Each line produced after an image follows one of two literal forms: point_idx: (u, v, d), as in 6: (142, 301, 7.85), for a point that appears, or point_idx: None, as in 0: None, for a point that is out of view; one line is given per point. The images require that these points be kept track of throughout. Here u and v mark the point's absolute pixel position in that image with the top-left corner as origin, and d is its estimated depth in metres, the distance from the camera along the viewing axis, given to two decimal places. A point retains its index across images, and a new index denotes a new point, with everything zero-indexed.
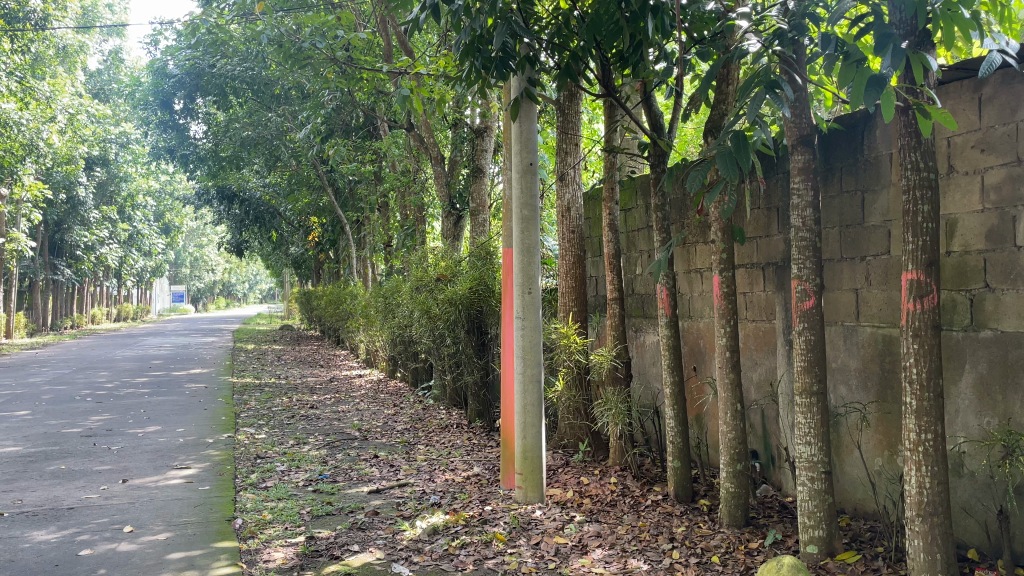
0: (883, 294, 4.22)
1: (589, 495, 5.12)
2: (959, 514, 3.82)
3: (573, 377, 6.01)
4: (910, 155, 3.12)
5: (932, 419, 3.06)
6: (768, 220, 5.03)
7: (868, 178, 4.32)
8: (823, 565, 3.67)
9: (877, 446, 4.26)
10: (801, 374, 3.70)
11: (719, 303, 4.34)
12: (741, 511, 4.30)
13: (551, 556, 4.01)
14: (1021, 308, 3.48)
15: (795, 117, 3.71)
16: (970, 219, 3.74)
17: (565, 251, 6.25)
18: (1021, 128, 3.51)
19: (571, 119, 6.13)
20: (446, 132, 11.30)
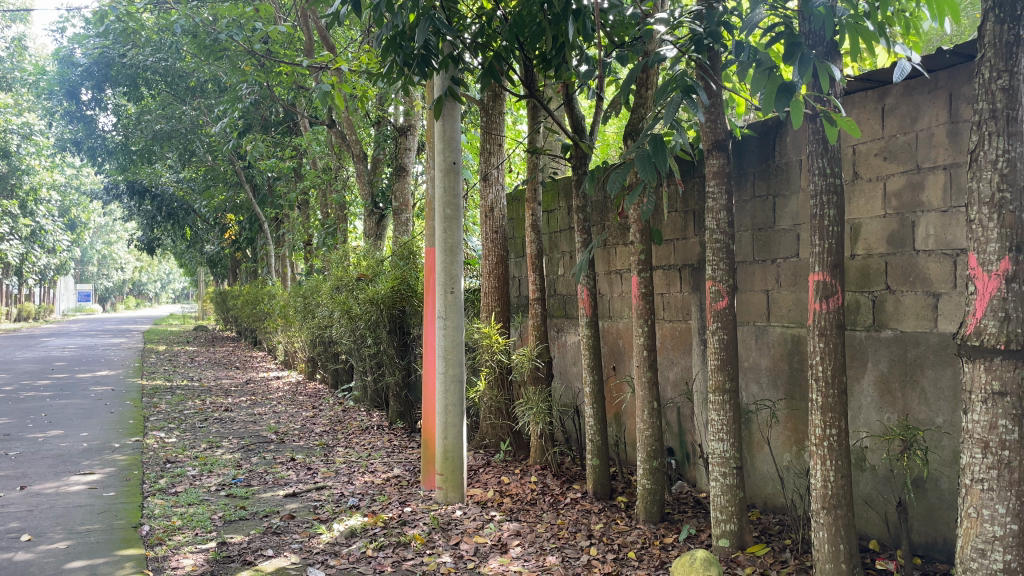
0: (792, 296, 4.38)
1: (509, 494, 5.13)
2: (861, 506, 3.99)
3: (494, 376, 6.02)
4: (818, 161, 3.24)
5: (836, 414, 3.20)
6: (685, 222, 5.15)
7: (779, 183, 4.48)
8: (734, 558, 3.77)
9: (786, 442, 4.43)
10: (715, 372, 3.81)
11: (638, 303, 4.42)
12: (657, 507, 4.39)
13: (470, 555, 4.00)
14: (919, 310, 3.66)
15: (710, 122, 3.82)
16: (872, 224, 3.92)
17: (488, 250, 6.26)
18: (920, 138, 3.69)
19: (494, 119, 6.14)
20: (369, 131, 11.17)
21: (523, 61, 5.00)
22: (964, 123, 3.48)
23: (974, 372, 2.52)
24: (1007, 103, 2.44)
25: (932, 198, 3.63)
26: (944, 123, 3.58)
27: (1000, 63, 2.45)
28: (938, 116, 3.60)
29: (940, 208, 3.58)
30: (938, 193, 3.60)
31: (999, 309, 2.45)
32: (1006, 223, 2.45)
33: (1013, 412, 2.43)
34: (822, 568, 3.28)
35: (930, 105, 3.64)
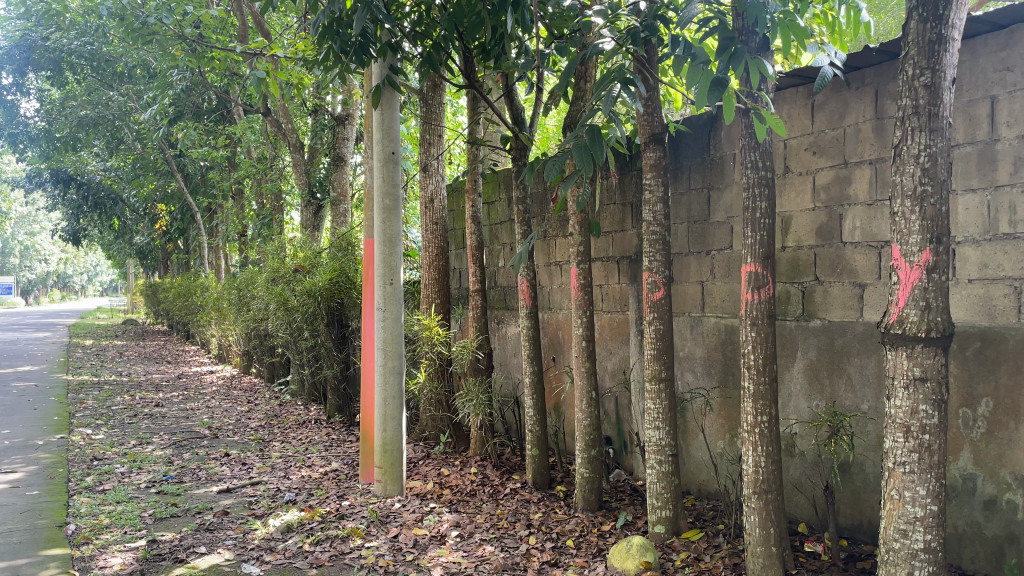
0: (726, 287, 4.48)
1: (449, 486, 5.12)
2: (790, 490, 4.11)
3: (434, 368, 5.99)
4: (751, 155, 3.32)
5: (767, 402, 3.29)
6: (623, 215, 5.21)
7: (714, 176, 4.57)
8: (668, 544, 3.84)
9: (719, 429, 4.53)
10: (651, 361, 3.88)
11: (577, 294, 4.45)
12: (595, 495, 4.44)
13: (409, 547, 3.97)
14: (845, 300, 3.79)
15: (647, 115, 3.86)
16: (802, 217, 4.04)
17: (428, 242, 6.21)
18: (848, 133, 3.81)
19: (434, 110, 6.08)
20: (305, 120, 10.98)
21: (462, 51, 4.97)
22: (889, 120, 3.61)
23: (897, 359, 2.62)
24: (929, 100, 2.54)
25: (858, 192, 3.75)
26: (870, 119, 3.70)
27: (923, 60, 2.54)
28: (864, 112, 3.73)
29: (866, 202, 3.71)
30: (864, 187, 3.72)
31: (921, 298, 2.54)
32: (927, 215, 2.54)
33: (933, 397, 2.54)
34: (753, 552, 3.34)
35: (857, 102, 3.77)
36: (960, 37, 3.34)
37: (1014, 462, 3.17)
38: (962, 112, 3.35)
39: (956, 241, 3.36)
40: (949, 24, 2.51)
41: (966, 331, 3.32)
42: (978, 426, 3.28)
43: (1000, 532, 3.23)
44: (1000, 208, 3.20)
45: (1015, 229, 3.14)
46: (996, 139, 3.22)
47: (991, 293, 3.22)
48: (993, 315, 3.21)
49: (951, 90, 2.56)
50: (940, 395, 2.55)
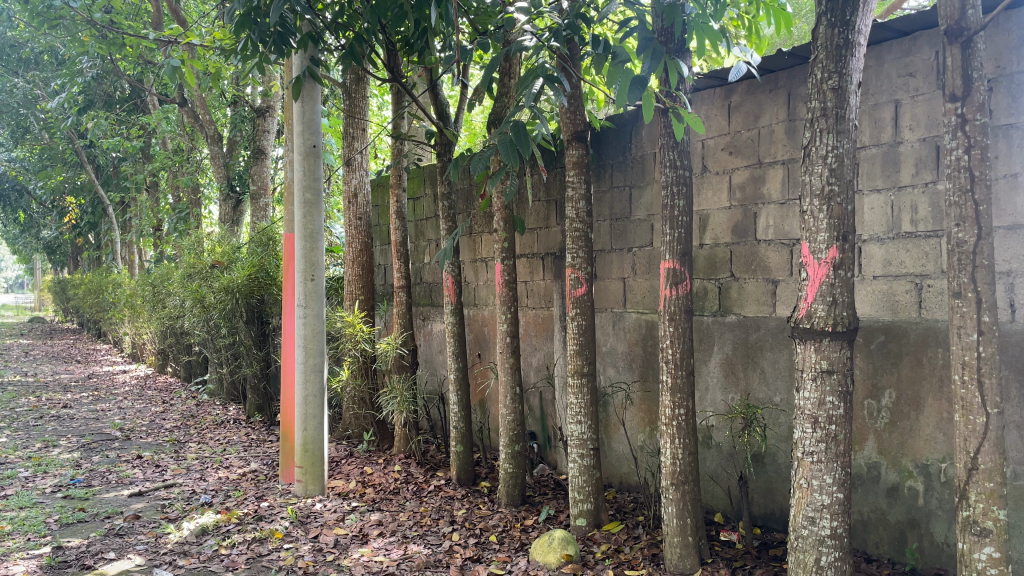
0: (646, 283, 4.56)
1: (372, 484, 5.06)
2: (706, 481, 4.22)
3: (357, 366, 5.91)
4: (670, 154, 3.39)
5: (684, 395, 3.37)
6: (548, 212, 5.24)
7: (635, 174, 4.65)
8: (589, 536, 3.89)
9: (640, 423, 4.62)
10: (574, 357, 3.92)
11: (501, 290, 4.46)
12: (518, 490, 4.47)
13: (329, 548, 3.91)
14: (759, 296, 3.91)
15: (570, 113, 3.89)
16: (719, 215, 4.14)
17: (351, 238, 6.11)
18: (762, 134, 3.93)
19: (357, 103, 5.97)
20: (225, 111, 10.67)
21: (384, 44, 4.89)
22: (800, 121, 3.74)
23: (805, 352, 2.71)
24: (836, 103, 2.64)
25: (772, 191, 3.87)
26: (782, 121, 3.83)
27: (831, 64, 2.64)
28: (778, 114, 3.85)
29: (778, 201, 3.83)
30: (777, 186, 3.84)
31: (828, 294, 2.64)
32: (834, 214, 2.65)
33: (839, 389, 2.65)
34: (669, 542, 3.41)
35: (771, 104, 3.89)
36: (867, 42, 3.48)
37: (915, 451, 3.32)
38: (868, 115, 3.50)
39: (862, 239, 3.51)
40: (855, 30, 2.61)
41: (871, 325, 3.46)
42: (882, 416, 3.44)
43: (902, 517, 3.39)
44: (902, 208, 3.35)
45: (916, 228, 3.29)
46: (899, 142, 3.37)
47: (894, 289, 3.37)
48: (895, 310, 3.37)
49: (856, 93, 2.68)
50: (845, 387, 2.66)
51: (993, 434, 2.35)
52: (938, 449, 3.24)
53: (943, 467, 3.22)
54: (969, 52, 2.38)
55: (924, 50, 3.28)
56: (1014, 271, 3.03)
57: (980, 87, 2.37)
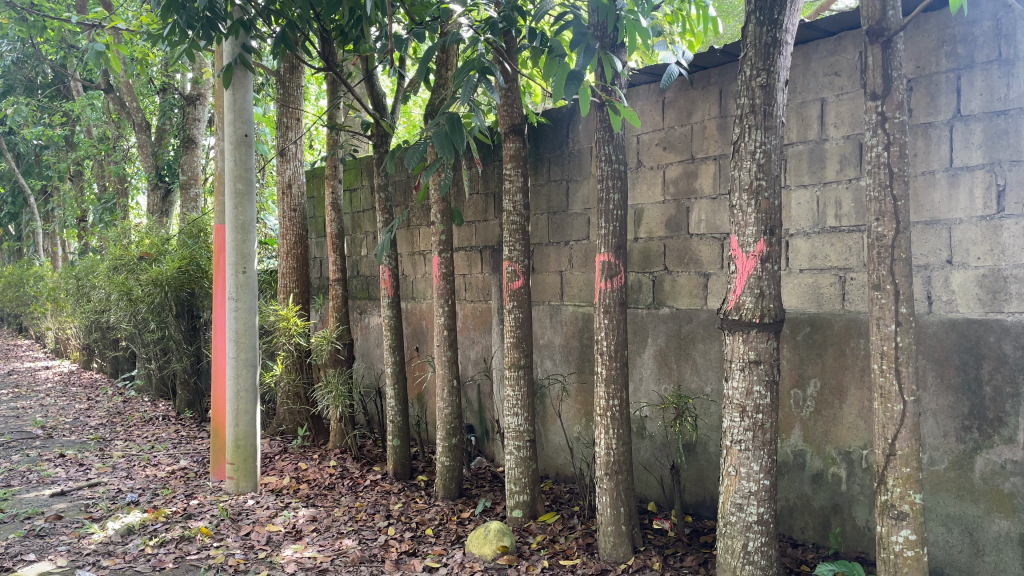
0: (583, 276, 4.60)
1: (306, 480, 4.99)
2: (640, 471, 4.29)
3: (292, 360, 5.81)
4: (605, 148, 3.42)
5: (618, 386, 3.42)
6: (486, 205, 5.24)
7: (572, 168, 4.68)
8: (525, 527, 3.91)
9: (576, 414, 4.67)
10: (511, 349, 3.94)
11: (439, 283, 4.43)
12: (455, 483, 4.47)
13: (262, 545, 3.84)
14: (691, 289, 3.99)
15: (507, 106, 3.89)
16: (653, 209, 4.20)
17: (285, 230, 6.00)
18: (694, 130, 4.00)
19: (291, 93, 5.85)
20: (153, 99, 10.33)
21: (318, 33, 4.80)
22: (731, 118, 3.82)
23: (734, 343, 2.78)
24: (764, 99, 2.70)
25: (704, 185, 3.94)
26: (714, 117, 3.91)
27: (759, 62, 2.70)
28: (710, 110, 3.92)
29: (710, 195, 3.90)
30: (709, 181, 3.92)
31: (755, 286, 2.71)
32: (761, 209, 2.72)
33: (766, 378, 2.73)
34: (603, 531, 3.45)
35: (703, 100, 3.96)
36: (795, 42, 3.57)
37: (838, 438, 3.44)
38: (795, 113, 3.59)
39: (789, 233, 3.60)
40: (782, 28, 2.68)
41: (797, 317, 3.57)
42: (807, 405, 3.55)
43: (826, 503, 3.50)
44: (827, 203, 3.45)
45: (841, 223, 3.40)
46: (825, 139, 3.47)
47: (819, 283, 3.48)
48: (821, 302, 3.47)
49: (783, 91, 2.75)
50: (771, 376, 2.74)
51: (909, 420, 2.45)
52: (860, 437, 3.35)
53: (864, 453, 3.34)
54: (889, 52, 2.47)
55: (848, 50, 3.38)
56: (931, 265, 3.16)
57: (899, 87, 2.46)
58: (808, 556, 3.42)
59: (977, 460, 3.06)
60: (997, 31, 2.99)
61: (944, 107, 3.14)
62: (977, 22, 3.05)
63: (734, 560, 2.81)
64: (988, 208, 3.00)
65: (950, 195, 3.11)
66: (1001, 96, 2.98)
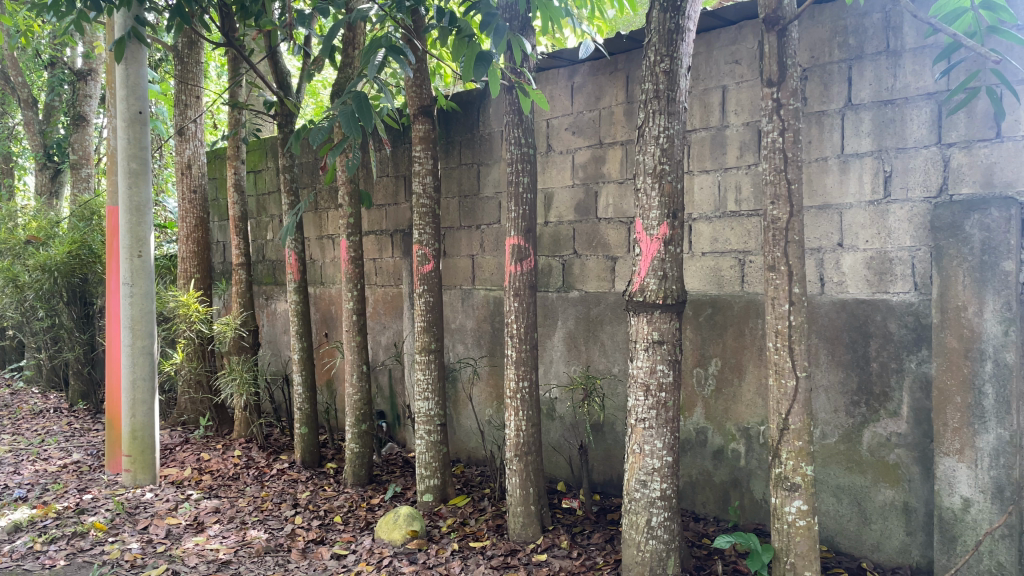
0: (494, 260, 4.60)
1: (209, 471, 4.83)
2: (549, 452, 4.34)
3: (193, 348, 5.61)
4: (514, 131, 3.42)
5: (527, 368, 3.45)
6: (396, 187, 5.17)
7: (482, 152, 4.67)
8: (436, 511, 3.90)
9: (487, 397, 4.69)
10: (421, 334, 3.90)
11: (347, 267, 4.35)
12: (365, 470, 4.42)
13: (160, 538, 3.70)
14: (599, 272, 4.06)
15: (416, 86, 3.83)
16: (563, 193, 4.24)
17: (185, 212, 5.77)
18: (602, 115, 4.05)
19: (190, 69, 5.58)
20: (39, 73, 9.70)
21: (217, 6, 4.60)
22: (638, 104, 3.88)
23: (638, 324, 2.84)
24: (667, 85, 2.75)
25: (611, 170, 4.00)
26: (622, 102, 3.96)
27: (663, 48, 2.74)
28: (617, 96, 3.97)
29: (618, 180, 3.96)
30: (616, 166, 3.97)
31: (659, 269, 2.77)
32: (665, 192, 2.77)
33: (668, 357, 2.80)
34: (513, 512, 3.48)
35: (611, 85, 4.00)
36: (698, 30, 3.64)
37: (737, 415, 3.57)
38: (698, 100, 3.68)
39: (692, 217, 3.69)
40: (685, 15, 2.73)
41: (699, 299, 3.67)
42: (709, 383, 3.66)
43: (726, 478, 3.62)
44: (728, 188, 3.56)
45: (740, 207, 3.51)
46: (725, 126, 3.57)
47: (720, 266, 3.59)
48: (721, 284, 3.59)
49: (686, 77, 2.80)
50: (674, 355, 2.81)
51: (801, 396, 2.55)
52: (757, 413, 3.49)
53: (761, 429, 3.47)
54: (784, 40, 2.54)
55: (748, 39, 3.48)
56: (823, 248, 3.30)
57: (794, 74, 2.55)
58: (709, 529, 3.53)
59: (865, 433, 3.22)
60: (885, 23, 3.13)
61: (836, 96, 3.27)
62: (867, 14, 3.19)
63: (638, 535, 2.89)
64: (875, 193, 3.16)
65: (841, 181, 3.25)
66: (889, 85, 3.13)
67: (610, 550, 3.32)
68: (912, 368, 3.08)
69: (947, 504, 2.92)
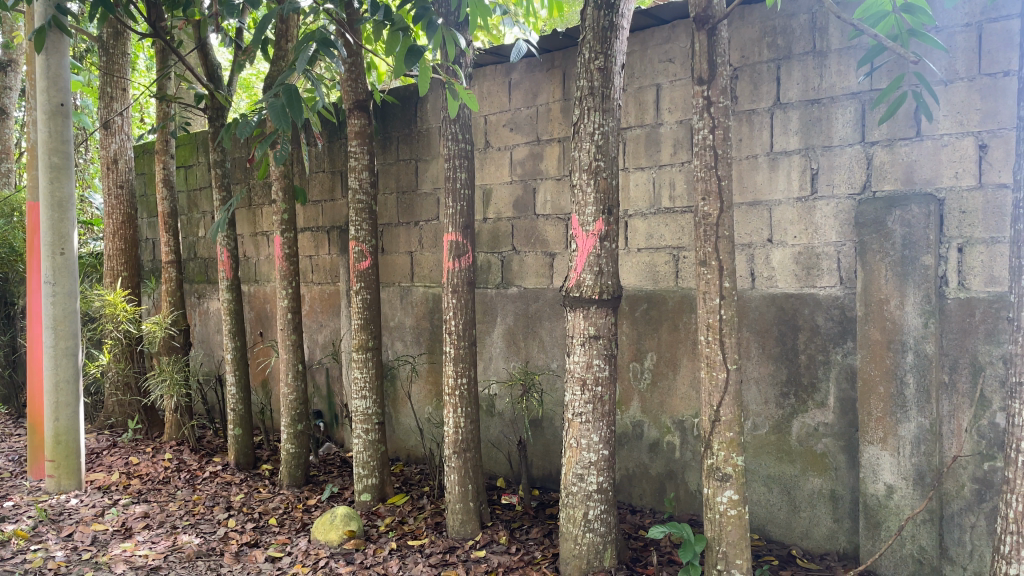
0: (433, 257, 4.58)
1: (137, 475, 4.68)
2: (489, 448, 4.34)
3: (121, 349, 5.43)
4: (451, 127, 3.40)
5: (466, 364, 3.43)
6: (332, 183, 5.09)
7: (420, 148, 4.63)
8: (374, 510, 3.87)
9: (426, 395, 4.67)
10: (358, 332, 3.86)
11: (281, 264, 4.26)
12: (301, 470, 4.35)
13: (86, 545, 3.57)
14: (538, 268, 4.07)
15: (351, 81, 3.77)
16: (501, 189, 4.24)
17: (111, 209, 5.59)
18: (539, 112, 4.06)
19: (116, 61, 5.38)
20: None
21: None
22: (574, 101, 3.90)
23: (575, 319, 2.86)
24: (602, 82, 2.77)
25: (549, 167, 4.02)
26: (558, 99, 3.98)
27: (597, 45, 2.76)
28: (554, 93, 3.99)
29: (555, 176, 3.98)
30: (554, 163, 3.99)
31: (595, 264, 2.80)
32: (600, 189, 2.80)
33: (605, 352, 2.83)
34: (452, 509, 3.47)
35: (548, 82, 4.02)
36: (632, 28, 3.68)
37: (673, 409, 3.62)
38: (633, 98, 3.72)
39: (627, 213, 3.73)
40: (618, 13, 2.76)
41: (635, 294, 3.72)
42: (644, 377, 3.71)
43: (662, 470, 3.68)
44: (663, 184, 3.61)
45: (674, 204, 3.57)
46: (660, 123, 3.61)
47: (655, 261, 3.64)
48: (656, 280, 3.64)
49: (620, 74, 2.83)
50: (610, 350, 2.85)
51: (732, 387, 2.61)
52: (692, 406, 3.55)
53: (695, 422, 3.54)
54: (714, 39, 2.59)
55: (681, 38, 3.53)
56: (753, 243, 3.38)
57: (723, 73, 2.60)
58: (646, 521, 3.58)
59: (794, 424, 3.31)
60: (812, 24, 3.22)
61: (766, 95, 3.35)
62: (795, 15, 3.27)
63: (575, 529, 2.91)
64: (803, 190, 3.24)
65: (771, 178, 3.33)
66: (815, 85, 3.22)
67: (548, 544, 3.34)
68: (838, 360, 3.17)
69: (872, 491, 3.03)
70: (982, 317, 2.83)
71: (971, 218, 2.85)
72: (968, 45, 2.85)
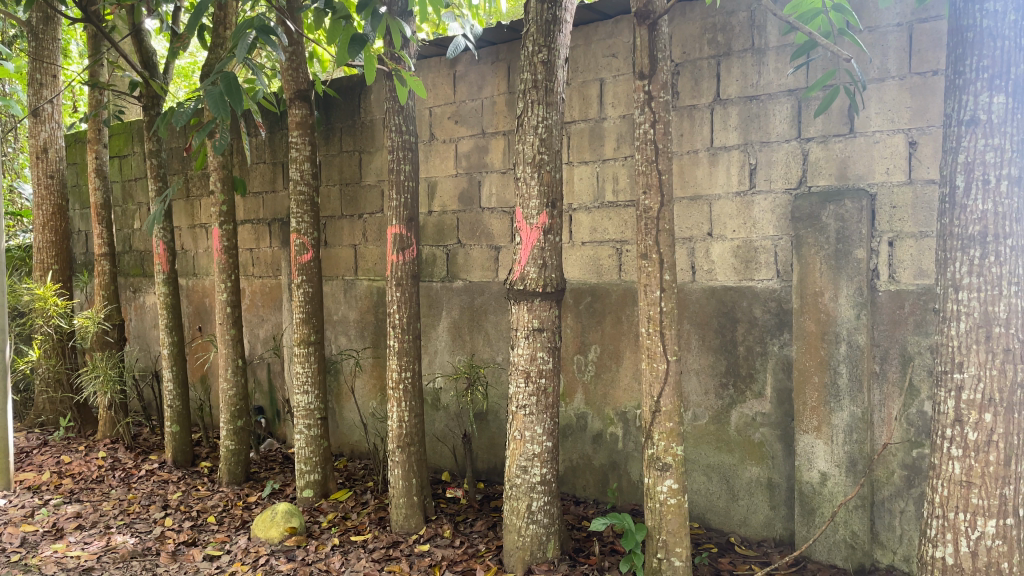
0: (378, 250, 4.53)
1: (69, 474, 4.53)
2: (434, 443, 4.33)
3: (51, 345, 5.25)
4: (394, 118, 3.36)
5: (410, 358, 3.41)
6: (273, 175, 5.00)
7: (364, 140, 4.58)
8: (316, 506, 3.82)
9: (370, 390, 4.62)
10: (300, 325, 3.79)
11: (220, 257, 4.16)
12: (241, 467, 4.27)
13: (14, 547, 3.44)
14: (483, 261, 4.07)
15: (292, 70, 3.70)
16: (446, 182, 4.22)
17: (41, 199, 5.39)
18: (484, 105, 4.05)
19: (46, 46, 5.17)
20: None
21: None
22: (519, 94, 3.90)
23: (519, 311, 2.86)
24: (546, 75, 2.78)
25: (494, 160, 4.01)
26: (504, 93, 3.97)
27: (541, 38, 2.76)
28: (499, 86, 3.98)
29: (500, 170, 3.98)
30: (499, 156, 3.99)
31: (538, 257, 2.81)
32: (545, 182, 2.81)
33: (548, 345, 2.85)
34: (395, 504, 3.45)
35: (492, 75, 4.01)
36: (576, 23, 3.70)
37: (615, 400, 3.66)
38: (577, 93, 3.74)
39: (571, 207, 3.76)
40: (561, 7, 2.77)
41: (579, 287, 3.74)
42: (588, 369, 3.74)
43: (605, 461, 3.72)
44: (606, 179, 3.64)
45: (617, 198, 3.60)
46: (603, 118, 3.64)
47: (599, 255, 3.67)
48: (600, 273, 3.67)
49: (563, 68, 2.84)
50: (553, 343, 2.86)
51: (672, 378, 2.65)
52: (634, 397, 3.59)
53: (638, 413, 3.58)
54: (654, 34, 2.61)
55: (624, 34, 3.55)
56: (694, 237, 3.43)
57: (664, 67, 2.63)
58: (589, 511, 3.61)
59: (732, 414, 3.38)
60: (750, 21, 3.27)
61: (706, 92, 3.40)
62: (734, 13, 3.32)
63: (519, 521, 2.92)
64: (742, 185, 3.30)
65: (711, 173, 3.39)
66: (754, 83, 3.28)
67: (492, 537, 3.34)
68: (775, 351, 3.25)
69: (807, 479, 3.11)
70: (912, 309, 2.93)
71: (901, 212, 2.94)
72: (900, 45, 2.94)
